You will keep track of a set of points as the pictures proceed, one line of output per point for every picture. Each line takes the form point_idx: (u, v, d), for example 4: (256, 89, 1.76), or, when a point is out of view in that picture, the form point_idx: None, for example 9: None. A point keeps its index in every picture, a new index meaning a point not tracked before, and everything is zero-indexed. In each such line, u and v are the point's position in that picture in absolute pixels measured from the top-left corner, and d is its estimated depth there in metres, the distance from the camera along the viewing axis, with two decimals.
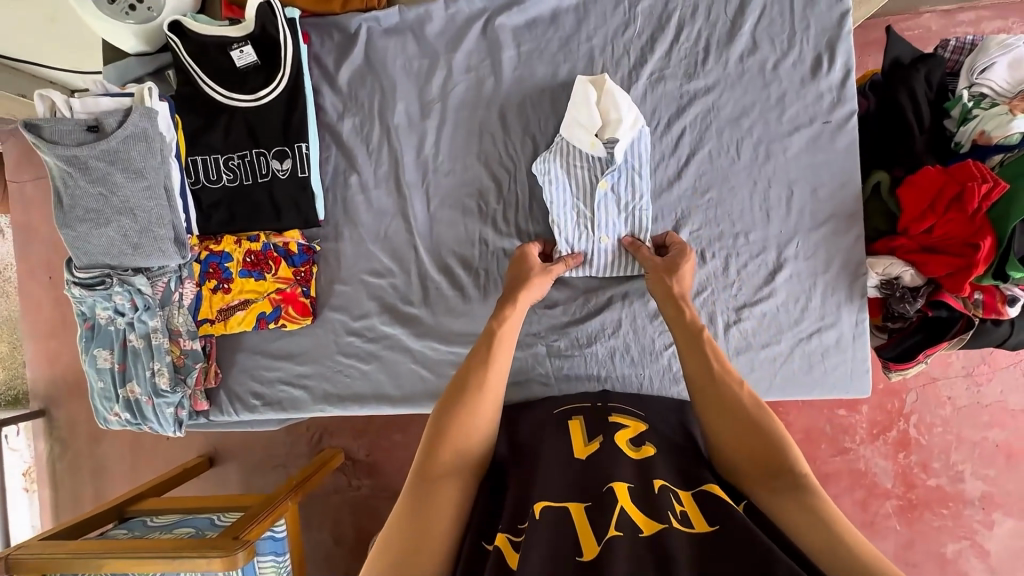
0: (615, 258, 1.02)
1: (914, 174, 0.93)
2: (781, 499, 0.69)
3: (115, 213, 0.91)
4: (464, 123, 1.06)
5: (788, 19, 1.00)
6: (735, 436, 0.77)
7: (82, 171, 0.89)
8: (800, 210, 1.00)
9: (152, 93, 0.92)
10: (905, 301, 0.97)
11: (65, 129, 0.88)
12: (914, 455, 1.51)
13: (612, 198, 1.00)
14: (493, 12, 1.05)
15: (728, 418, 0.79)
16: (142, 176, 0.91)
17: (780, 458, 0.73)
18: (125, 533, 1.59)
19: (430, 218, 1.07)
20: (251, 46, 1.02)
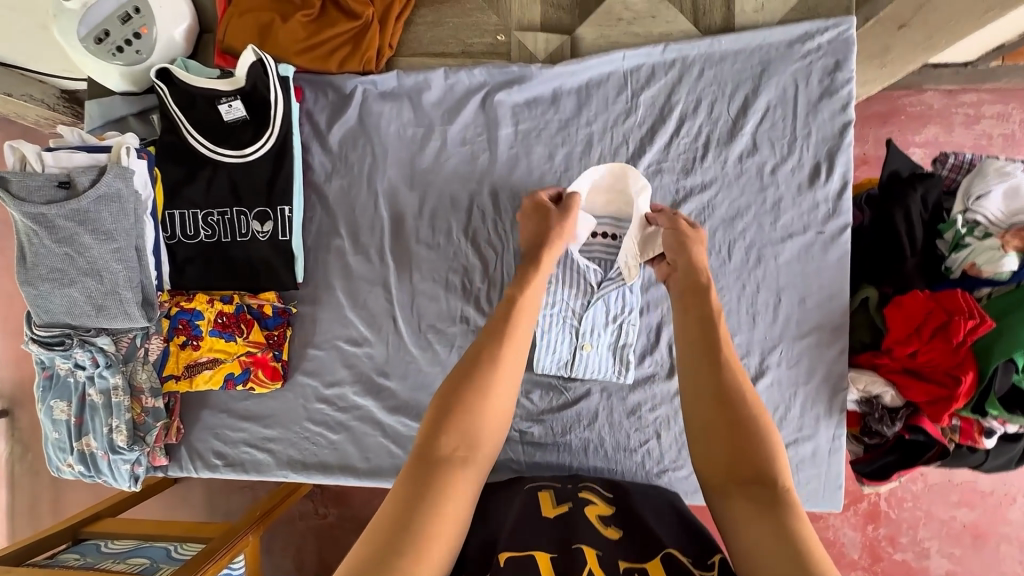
0: (599, 366, 1.01)
1: (901, 296, 0.92)
2: (747, 506, 0.66)
3: (81, 274, 0.88)
4: (454, 197, 1.04)
5: (790, 123, 0.99)
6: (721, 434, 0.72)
7: (49, 231, 0.86)
8: (786, 317, 0.99)
9: (132, 151, 0.90)
10: (883, 422, 0.96)
11: (35, 184, 0.85)
12: (882, 528, 1.47)
13: (602, 306, 1.01)
14: (493, 87, 1.02)
15: (712, 405, 0.74)
16: (112, 238, 0.88)
17: (756, 458, 0.69)
18: (75, 558, 1.51)
19: (412, 289, 1.05)
20: (240, 101, 0.98)
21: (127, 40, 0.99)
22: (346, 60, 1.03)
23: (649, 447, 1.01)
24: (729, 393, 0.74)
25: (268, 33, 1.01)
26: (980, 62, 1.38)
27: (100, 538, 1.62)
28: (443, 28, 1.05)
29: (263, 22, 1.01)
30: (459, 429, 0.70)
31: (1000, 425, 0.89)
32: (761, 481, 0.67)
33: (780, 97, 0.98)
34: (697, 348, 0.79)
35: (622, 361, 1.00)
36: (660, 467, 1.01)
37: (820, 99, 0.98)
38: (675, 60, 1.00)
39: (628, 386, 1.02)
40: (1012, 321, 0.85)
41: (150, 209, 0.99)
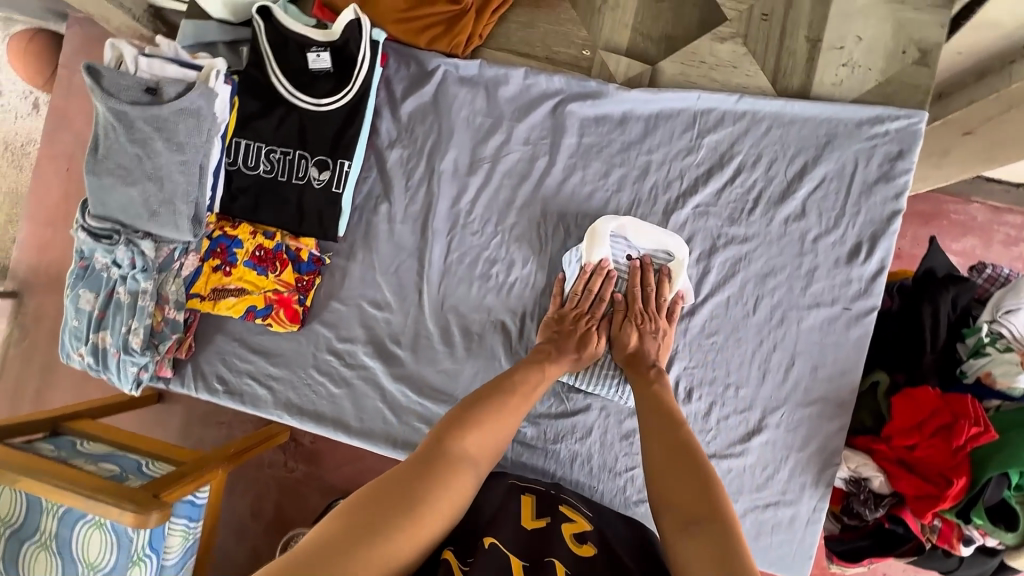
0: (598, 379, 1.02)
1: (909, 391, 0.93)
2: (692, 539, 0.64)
3: (144, 176, 0.92)
4: (505, 191, 1.07)
5: (842, 198, 1.01)
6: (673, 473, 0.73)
7: (128, 129, 0.90)
8: (795, 381, 1.01)
9: (219, 75, 0.94)
10: (866, 506, 0.97)
11: (126, 85, 0.90)
12: None
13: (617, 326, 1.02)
14: (568, 96, 1.06)
15: (670, 450, 0.76)
16: (182, 150, 0.92)
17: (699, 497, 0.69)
18: (51, 450, 1.55)
19: (443, 269, 1.08)
20: (329, 54, 1.02)
21: None
22: (436, 39, 1.07)
23: (634, 474, 1.03)
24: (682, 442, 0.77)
25: None
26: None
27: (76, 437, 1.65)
28: (533, 32, 1.08)
29: None
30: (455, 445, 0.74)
31: (981, 535, 0.89)
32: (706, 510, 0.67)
33: (838, 171, 1.01)
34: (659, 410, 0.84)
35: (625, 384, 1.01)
36: (639, 496, 1.03)
37: (876, 182, 1.00)
38: (745, 112, 1.03)
39: (628, 411, 1.03)
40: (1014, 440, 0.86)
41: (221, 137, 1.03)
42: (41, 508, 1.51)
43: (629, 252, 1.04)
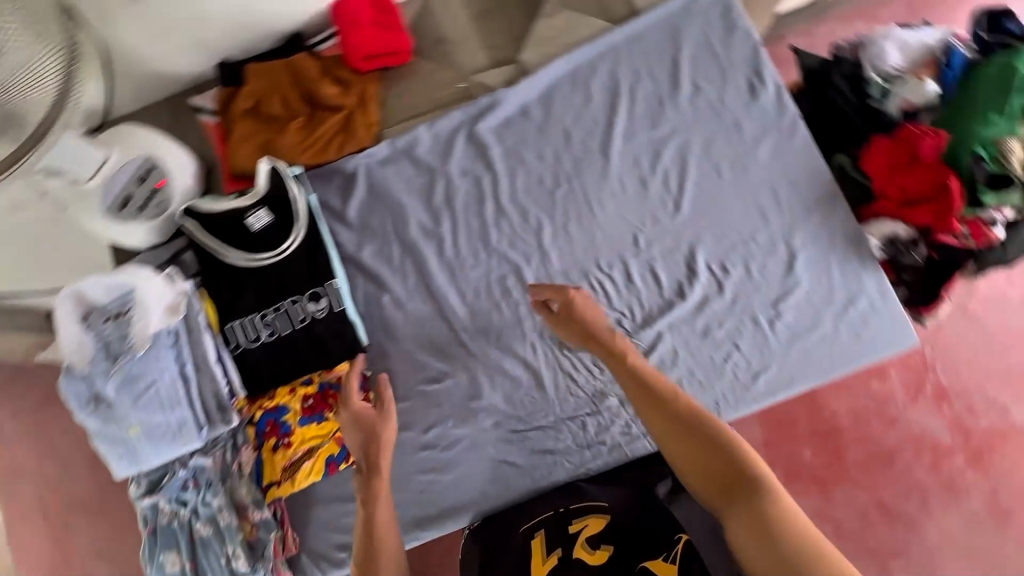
0: (189, 417, 0.93)
1: (913, 137, 1.04)
2: (744, 508, 0.66)
3: (162, 412, 0.92)
4: (474, 219, 1.15)
5: (715, 60, 1.19)
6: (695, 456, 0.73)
7: (131, 390, 0.91)
8: (788, 205, 1.12)
9: (79, 374, 0.91)
10: (910, 253, 1.08)
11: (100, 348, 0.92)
12: (957, 403, 1.43)
13: (144, 376, 0.91)
14: (472, 121, 1.19)
15: (711, 484, 0.71)
16: (177, 363, 0.94)
17: (740, 459, 0.70)
18: None
19: (467, 312, 1.12)
20: (266, 208, 1.09)
21: (148, 197, 1.11)
22: (343, 145, 1.17)
23: (733, 359, 1.07)
24: (713, 447, 0.72)
25: (271, 147, 1.15)
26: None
27: None
28: (412, 95, 1.21)
29: (264, 141, 1.15)
30: (388, 539, 0.84)
31: (999, 213, 1.01)
32: (751, 494, 0.67)
33: (698, 45, 1.19)
34: (670, 440, 0.75)
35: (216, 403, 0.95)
36: (752, 373, 1.07)
37: (729, 37, 1.19)
38: (605, 51, 1.20)
39: (691, 314, 1.09)
40: (989, 105, 1.01)
41: (90, 430, 0.92)
42: None
43: (102, 311, 0.93)
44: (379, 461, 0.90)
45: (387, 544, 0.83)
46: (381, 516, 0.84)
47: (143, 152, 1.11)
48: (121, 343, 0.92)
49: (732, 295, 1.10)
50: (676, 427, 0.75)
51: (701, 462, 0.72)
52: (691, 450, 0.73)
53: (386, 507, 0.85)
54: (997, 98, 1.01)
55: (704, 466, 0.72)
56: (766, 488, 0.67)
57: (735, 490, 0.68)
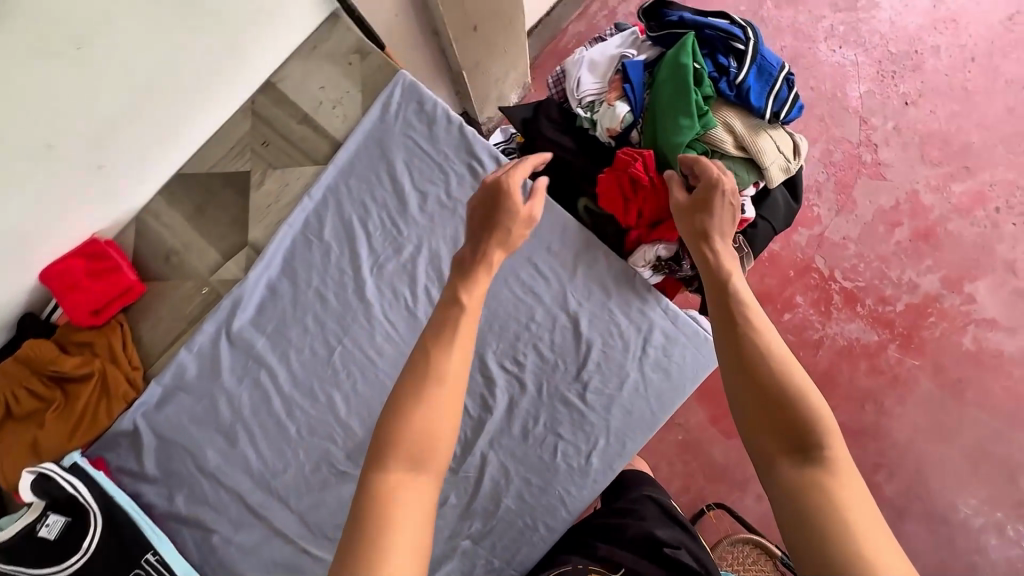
0: None
1: (630, 168, 0.97)
2: (801, 470, 0.65)
3: None
4: (268, 420, 1.10)
5: (429, 158, 1.15)
6: (762, 410, 0.69)
7: None
8: (552, 272, 1.08)
9: None
10: (678, 269, 1.05)
11: None
12: (868, 300, 1.70)
13: None
14: (226, 324, 1.14)
15: (781, 444, 0.67)
16: None
17: (801, 411, 0.68)
18: None
19: (298, 516, 1.07)
20: (54, 513, 1.04)
21: None
22: (111, 407, 1.12)
23: (562, 450, 1.03)
24: (790, 380, 0.69)
25: (38, 445, 1.08)
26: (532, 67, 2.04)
27: None
28: (163, 321, 1.17)
29: (28, 441, 1.08)
30: (440, 451, 0.70)
31: (740, 198, 1.01)
32: (813, 473, 0.64)
33: (407, 150, 1.16)
34: (749, 403, 0.70)
35: None
36: (584, 454, 1.03)
37: (433, 131, 1.16)
38: (324, 195, 1.16)
39: (506, 422, 1.05)
40: (678, 108, 0.97)
41: None
42: None
43: None
44: (419, 355, 0.75)
45: (428, 428, 0.69)
46: (453, 383, 0.73)
47: None
48: None
49: (536, 383, 1.05)
50: (744, 373, 0.71)
51: (765, 419, 0.69)
52: (761, 408, 0.69)
53: (447, 411, 0.71)
54: (682, 99, 0.97)
55: (780, 429, 0.67)
56: (833, 467, 0.65)
57: (806, 464, 0.65)
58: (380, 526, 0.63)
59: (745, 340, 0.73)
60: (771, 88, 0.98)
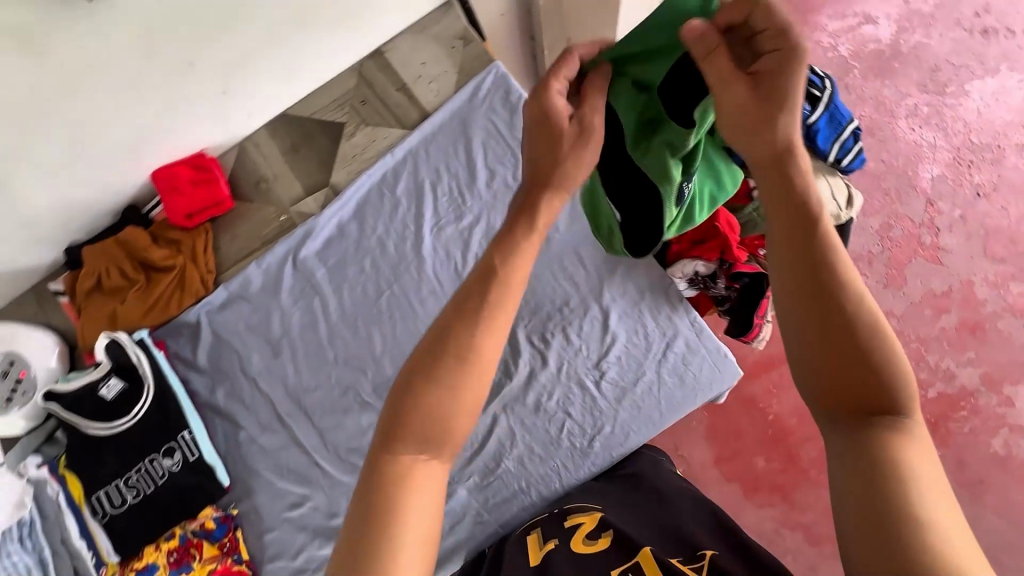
0: None
1: None
2: (862, 438, 0.52)
3: None
4: (311, 342, 1.22)
5: (504, 143, 1.27)
6: (830, 355, 0.54)
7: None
8: (595, 265, 1.16)
9: None
10: (713, 287, 1.11)
11: None
12: None
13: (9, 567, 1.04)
14: (295, 250, 1.27)
15: (849, 400, 0.53)
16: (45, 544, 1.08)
17: (879, 365, 0.53)
18: None
19: (318, 432, 1.18)
20: (115, 376, 1.17)
21: (13, 388, 1.22)
22: (182, 299, 1.27)
23: (568, 428, 1.10)
24: (859, 322, 0.53)
25: (116, 317, 1.24)
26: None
27: None
28: (242, 237, 1.32)
29: (108, 313, 1.24)
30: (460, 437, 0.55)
31: None
32: (878, 412, 0.52)
33: (487, 131, 1.28)
34: (812, 328, 0.54)
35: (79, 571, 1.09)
36: (588, 437, 1.09)
37: (512, 119, 1.27)
38: (405, 156, 1.29)
39: (521, 391, 1.12)
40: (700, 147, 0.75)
41: None
42: None
43: None
44: (449, 337, 0.55)
45: (448, 412, 0.54)
46: (484, 354, 0.55)
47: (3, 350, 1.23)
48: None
49: (557, 362, 1.13)
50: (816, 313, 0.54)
51: (838, 367, 0.53)
52: (827, 330, 0.54)
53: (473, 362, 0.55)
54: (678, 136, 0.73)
55: (839, 368, 0.53)
56: (898, 408, 0.52)
57: (866, 406, 0.53)
58: (407, 511, 0.51)
59: (810, 275, 0.55)
60: (838, 135, 1.04)
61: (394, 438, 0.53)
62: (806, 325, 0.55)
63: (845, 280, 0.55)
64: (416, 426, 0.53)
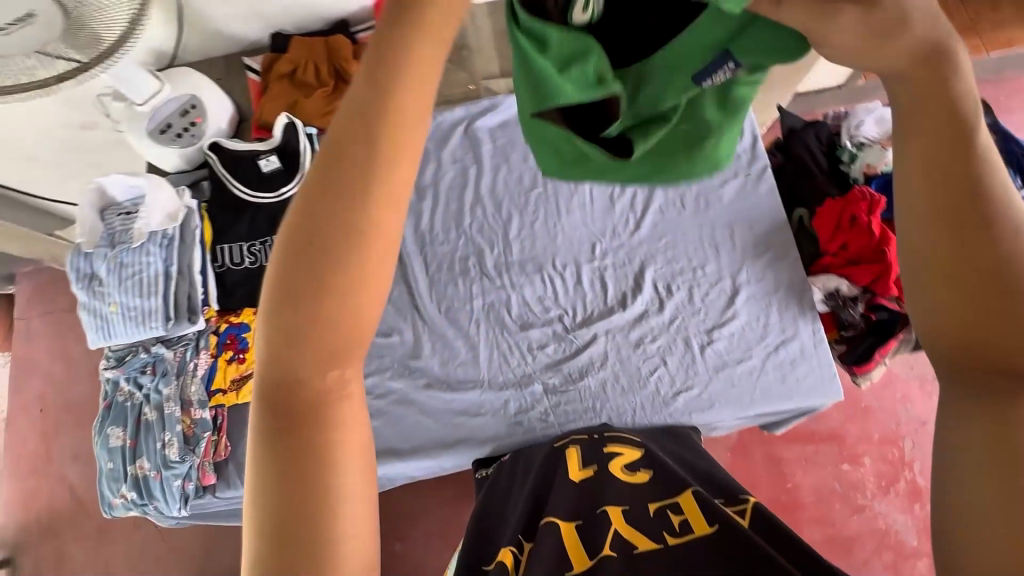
0: (155, 310, 1.07)
1: (857, 201, 1.08)
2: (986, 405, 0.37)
3: (143, 297, 1.06)
4: (454, 202, 1.28)
5: None
6: (964, 313, 0.35)
7: (122, 272, 1.06)
8: (742, 243, 1.19)
9: (84, 253, 1.08)
10: (848, 308, 1.12)
11: (107, 233, 1.09)
12: None
13: (129, 266, 1.07)
14: (472, 118, 1.32)
15: (976, 364, 0.36)
16: (169, 262, 1.09)
17: None
18: None
19: (428, 280, 1.23)
20: (276, 155, 1.24)
21: (185, 127, 1.25)
22: None
23: (659, 374, 1.12)
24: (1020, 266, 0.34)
25: (296, 107, 1.35)
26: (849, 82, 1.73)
27: None
28: None
29: (291, 100, 1.35)
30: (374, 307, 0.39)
31: None
32: (1009, 374, 0.36)
33: None
34: (953, 275, 0.34)
35: (184, 302, 1.09)
36: (674, 390, 1.11)
37: None
38: None
39: (628, 324, 1.16)
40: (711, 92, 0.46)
41: (80, 302, 1.07)
42: None
43: (121, 208, 1.11)
44: (342, 216, 0.35)
45: (343, 305, 0.37)
46: (386, 233, 0.37)
47: (190, 91, 1.24)
48: (122, 237, 1.09)
49: (670, 315, 1.16)
50: (957, 256, 0.34)
51: (974, 330, 0.35)
52: (965, 280, 0.34)
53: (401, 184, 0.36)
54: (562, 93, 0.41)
55: (1000, 327, 0.34)
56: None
57: (1013, 368, 0.35)
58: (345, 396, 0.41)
59: (957, 225, 0.34)
60: None
61: (297, 356, 0.38)
62: (957, 287, 0.34)
63: (994, 196, 0.34)
64: (303, 346, 0.38)
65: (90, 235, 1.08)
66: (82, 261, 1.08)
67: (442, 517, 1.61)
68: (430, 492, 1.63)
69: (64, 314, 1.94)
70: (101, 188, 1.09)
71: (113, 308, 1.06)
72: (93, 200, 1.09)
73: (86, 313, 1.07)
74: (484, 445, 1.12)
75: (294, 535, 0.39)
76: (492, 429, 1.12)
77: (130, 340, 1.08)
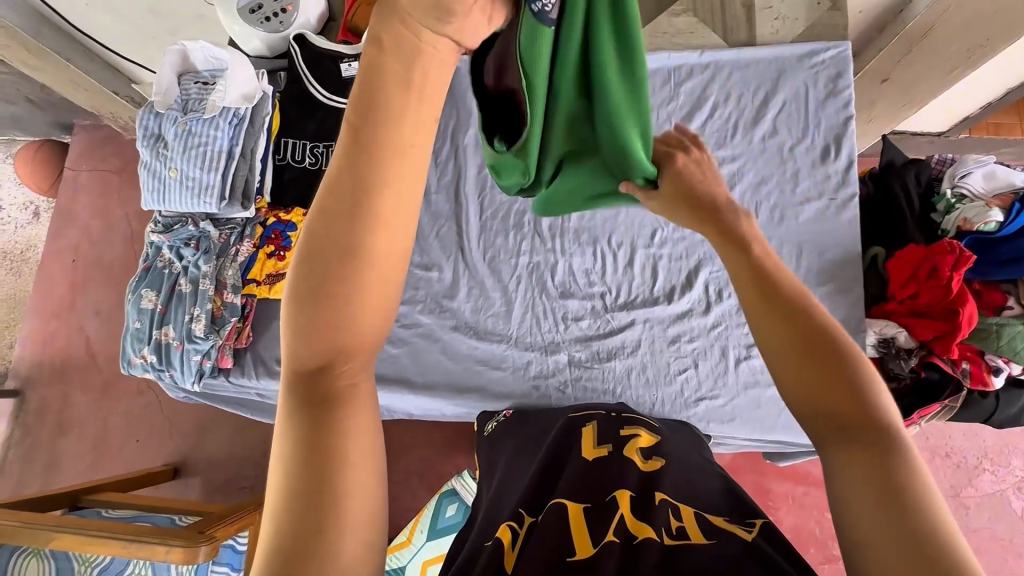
0: (209, 185, 1.06)
1: (941, 255, 0.99)
2: (851, 452, 0.44)
3: (200, 169, 1.05)
4: None
5: (803, 115, 1.21)
6: (808, 383, 0.47)
7: (187, 139, 1.06)
8: (807, 267, 1.14)
9: (155, 111, 1.07)
10: (900, 360, 1.07)
11: (182, 98, 1.08)
12: None
13: (195, 135, 1.06)
14: None
15: (828, 421, 0.46)
16: (234, 142, 1.08)
17: (850, 392, 0.46)
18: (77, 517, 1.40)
19: (479, 224, 1.20)
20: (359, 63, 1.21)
21: (275, 12, 1.21)
22: None
23: (687, 375, 1.10)
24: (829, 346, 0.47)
25: None
26: (951, 132, 1.62)
27: (97, 508, 1.48)
28: None
29: None
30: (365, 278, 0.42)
31: (1005, 363, 1.00)
32: (859, 429, 0.44)
33: (794, 94, 1.22)
34: (796, 360, 0.47)
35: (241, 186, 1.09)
36: (697, 395, 1.09)
37: (826, 98, 1.21)
38: (709, 63, 1.25)
39: (668, 318, 1.12)
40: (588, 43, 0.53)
41: (141, 158, 1.07)
42: (74, 568, 1.33)
43: (199, 77, 1.10)
44: (334, 250, 0.41)
45: (347, 314, 0.42)
46: (396, 204, 0.42)
47: None
48: (195, 106, 1.08)
49: (713, 321, 1.12)
50: (791, 348, 0.48)
51: (817, 393, 0.46)
52: (804, 361, 0.47)
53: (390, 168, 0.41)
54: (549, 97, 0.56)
55: (823, 396, 0.46)
56: (884, 422, 0.45)
57: (854, 418, 0.45)
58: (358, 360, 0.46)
59: (783, 327, 0.48)
60: None
61: (309, 349, 0.44)
62: (793, 381, 0.47)
63: (794, 296, 0.49)
64: (311, 347, 0.43)
65: (164, 96, 1.07)
66: (151, 119, 1.07)
67: (432, 456, 1.63)
68: (425, 430, 1.65)
69: (112, 173, 1.97)
70: (184, 51, 1.07)
71: (171, 173, 1.06)
72: (175, 62, 1.07)
73: (145, 172, 1.07)
74: (496, 401, 1.11)
75: (300, 519, 0.41)
76: (507, 387, 1.11)
77: (182, 210, 1.08)
